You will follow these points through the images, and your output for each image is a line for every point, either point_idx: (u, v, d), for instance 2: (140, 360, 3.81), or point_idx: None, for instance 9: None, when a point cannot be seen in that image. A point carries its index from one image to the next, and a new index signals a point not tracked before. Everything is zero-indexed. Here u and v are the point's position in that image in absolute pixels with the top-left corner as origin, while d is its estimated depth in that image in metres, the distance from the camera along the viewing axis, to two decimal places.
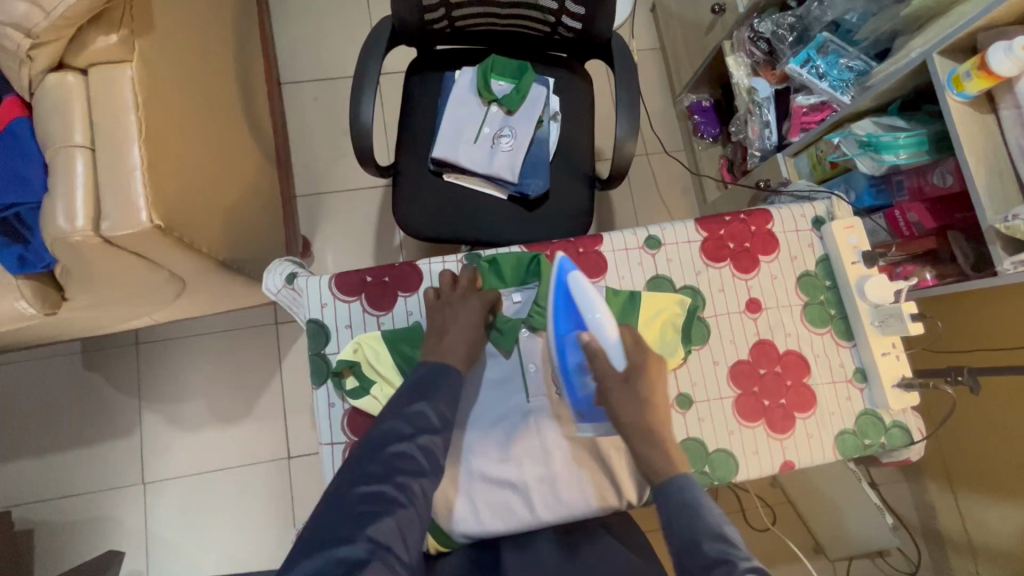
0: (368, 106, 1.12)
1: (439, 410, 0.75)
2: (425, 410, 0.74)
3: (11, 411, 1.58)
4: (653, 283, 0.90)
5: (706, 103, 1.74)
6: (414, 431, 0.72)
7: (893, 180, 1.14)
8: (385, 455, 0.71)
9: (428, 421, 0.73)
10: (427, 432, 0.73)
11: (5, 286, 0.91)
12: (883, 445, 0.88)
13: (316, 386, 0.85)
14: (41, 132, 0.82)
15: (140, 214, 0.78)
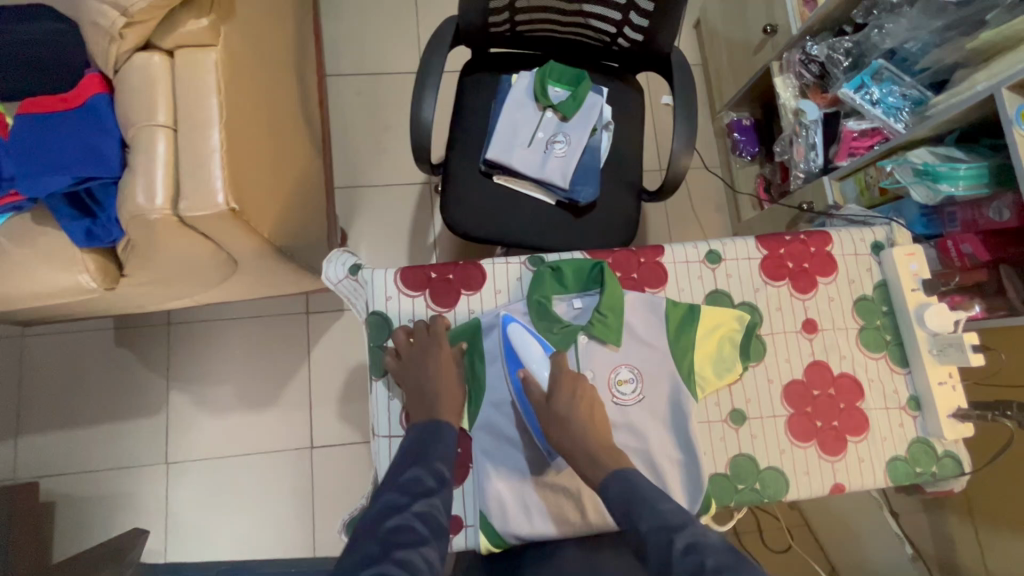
0: (428, 104, 1.14)
1: (434, 474, 0.72)
2: (420, 476, 0.71)
3: (41, 382, 1.59)
4: (712, 297, 0.91)
5: (747, 122, 1.74)
6: (409, 500, 0.69)
7: (945, 211, 1.15)
8: (389, 519, 0.66)
9: (424, 485, 0.71)
10: (424, 497, 0.69)
11: (71, 260, 0.92)
12: (933, 474, 0.88)
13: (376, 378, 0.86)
14: (124, 110, 0.83)
15: (216, 196, 0.79)
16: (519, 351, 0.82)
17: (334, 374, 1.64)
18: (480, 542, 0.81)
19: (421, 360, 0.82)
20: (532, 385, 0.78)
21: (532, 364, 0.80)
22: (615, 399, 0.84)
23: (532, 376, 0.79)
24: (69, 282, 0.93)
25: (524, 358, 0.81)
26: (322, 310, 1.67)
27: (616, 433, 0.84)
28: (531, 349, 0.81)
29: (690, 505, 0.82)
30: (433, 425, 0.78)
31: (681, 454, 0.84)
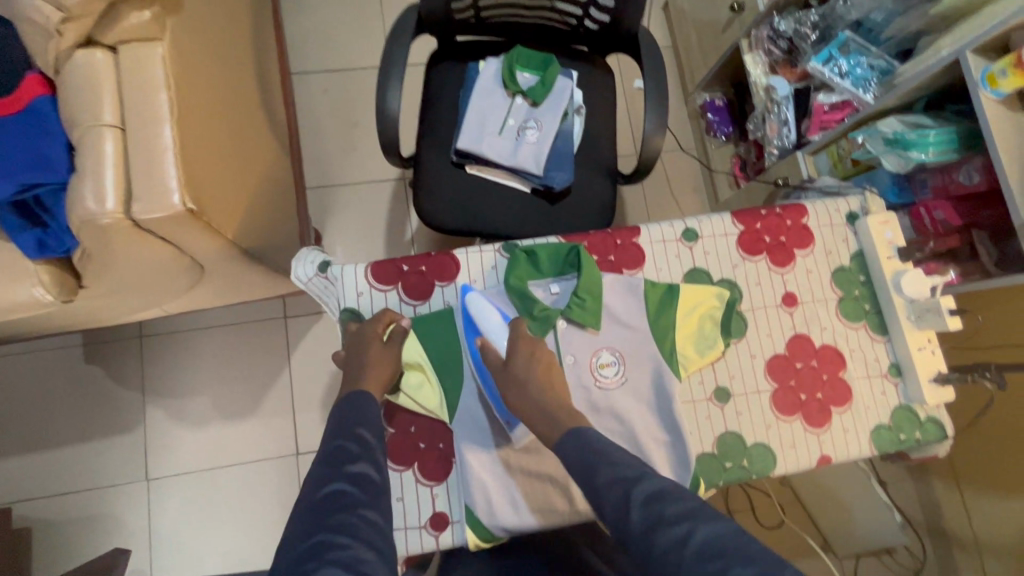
0: (395, 94, 1.10)
1: (358, 438, 0.68)
2: (345, 444, 0.67)
3: (9, 405, 1.53)
4: (691, 275, 0.89)
5: (720, 102, 1.72)
6: (335, 471, 0.64)
7: (916, 178, 1.15)
8: (323, 489, 0.62)
9: (349, 452, 0.67)
10: (353, 462, 0.65)
11: (23, 273, 0.88)
12: (917, 440, 0.88)
13: None
14: (68, 111, 0.79)
15: (172, 197, 0.75)
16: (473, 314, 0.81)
17: (316, 378, 1.61)
18: (468, 537, 0.78)
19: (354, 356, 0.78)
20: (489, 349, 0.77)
21: (490, 331, 0.79)
22: (598, 382, 0.83)
23: (490, 343, 0.78)
24: (22, 296, 0.88)
25: (482, 326, 0.80)
26: (300, 314, 1.63)
27: (599, 417, 0.82)
28: (489, 318, 0.80)
29: (678, 486, 0.82)
30: (355, 396, 0.74)
31: (667, 435, 0.83)
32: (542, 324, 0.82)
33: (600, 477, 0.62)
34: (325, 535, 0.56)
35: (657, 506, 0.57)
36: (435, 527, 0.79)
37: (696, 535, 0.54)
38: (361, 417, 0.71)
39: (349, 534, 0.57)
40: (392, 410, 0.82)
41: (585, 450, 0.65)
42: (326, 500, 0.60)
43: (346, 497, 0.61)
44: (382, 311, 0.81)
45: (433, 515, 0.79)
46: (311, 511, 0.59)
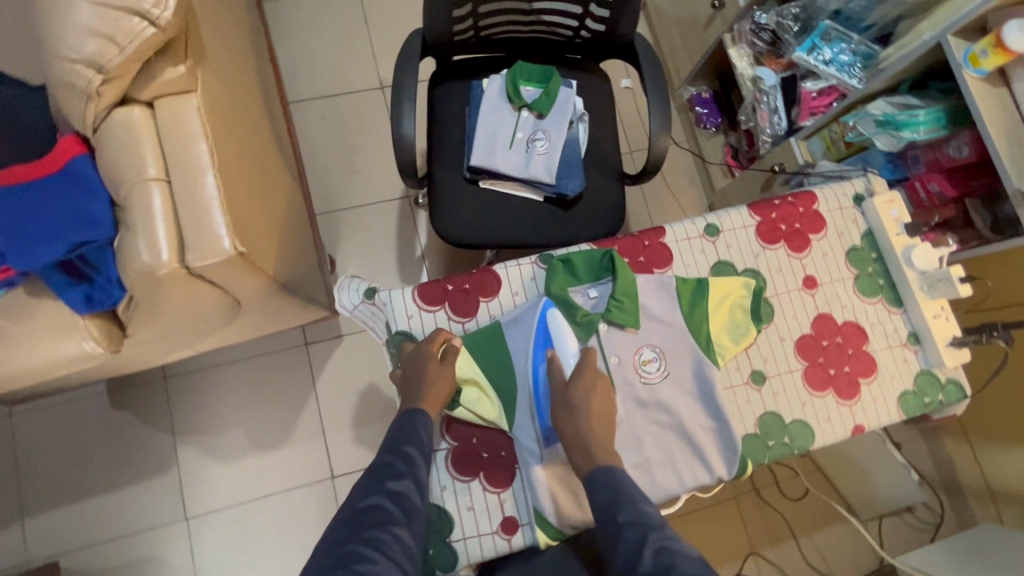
0: (408, 118, 1.14)
1: (404, 456, 0.77)
2: (390, 460, 0.77)
3: (40, 458, 1.53)
4: (717, 268, 0.95)
5: (706, 95, 1.80)
6: (380, 484, 0.74)
7: (908, 155, 1.22)
8: (365, 500, 0.73)
9: (393, 468, 0.76)
10: (394, 478, 0.75)
11: (72, 327, 0.90)
12: (941, 401, 0.94)
13: None
14: (111, 168, 0.81)
15: (223, 242, 0.78)
16: (551, 330, 0.86)
17: (344, 400, 1.63)
18: (538, 537, 0.82)
19: (410, 373, 0.82)
20: (558, 368, 0.84)
21: (562, 347, 0.86)
22: (642, 378, 0.87)
23: (558, 359, 0.85)
24: (73, 351, 0.90)
25: (556, 342, 0.86)
26: (321, 339, 1.65)
27: (647, 411, 0.87)
28: (566, 342, 0.86)
29: (728, 468, 0.87)
30: (406, 414, 0.81)
31: (712, 422, 0.88)
32: (586, 328, 0.87)
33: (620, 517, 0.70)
34: (358, 545, 0.67)
35: (668, 560, 0.63)
36: (506, 531, 0.83)
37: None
38: (408, 436, 0.79)
39: (379, 548, 0.67)
40: (450, 424, 0.86)
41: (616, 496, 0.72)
42: (365, 513, 0.71)
43: (383, 512, 0.72)
44: (437, 330, 0.86)
45: (503, 520, 0.83)
46: (352, 518, 0.71)
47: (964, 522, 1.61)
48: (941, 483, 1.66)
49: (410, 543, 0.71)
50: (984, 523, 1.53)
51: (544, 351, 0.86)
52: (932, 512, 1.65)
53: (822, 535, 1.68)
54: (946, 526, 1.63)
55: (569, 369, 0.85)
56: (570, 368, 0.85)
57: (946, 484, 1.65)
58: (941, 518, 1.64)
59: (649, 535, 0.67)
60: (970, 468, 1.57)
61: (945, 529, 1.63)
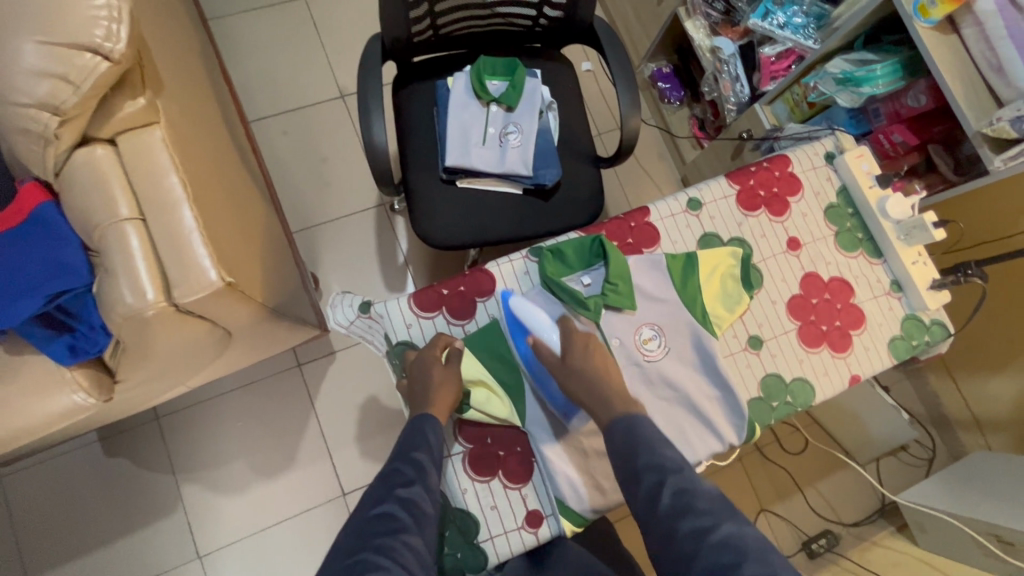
0: (378, 126, 1.12)
1: (414, 461, 0.76)
2: (400, 467, 0.76)
3: (38, 518, 1.48)
4: (704, 241, 0.97)
5: (667, 70, 1.81)
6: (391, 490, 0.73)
7: (869, 109, 1.26)
8: (375, 508, 0.72)
9: (404, 475, 0.75)
10: (404, 485, 0.74)
11: (60, 381, 0.87)
12: (927, 342, 0.98)
13: None
14: (80, 212, 0.78)
15: (209, 274, 0.76)
16: (521, 318, 0.85)
17: (345, 416, 1.61)
18: (564, 526, 0.83)
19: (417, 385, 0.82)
20: (545, 349, 0.83)
21: (540, 328, 0.84)
22: (644, 357, 0.89)
23: (541, 341, 0.83)
24: (63, 405, 0.87)
25: (532, 325, 0.85)
26: (314, 358, 1.63)
27: (653, 388, 0.89)
28: (536, 316, 0.85)
29: (737, 433, 0.89)
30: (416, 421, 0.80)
31: (718, 391, 0.90)
32: (593, 313, 0.88)
33: (640, 461, 0.71)
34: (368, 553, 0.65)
35: (686, 499, 0.66)
36: (530, 524, 0.84)
37: (717, 531, 0.63)
38: (412, 444, 0.79)
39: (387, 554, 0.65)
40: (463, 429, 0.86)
41: (632, 440, 0.74)
42: (374, 521, 0.69)
43: (393, 520, 0.70)
44: (439, 334, 0.86)
45: (527, 514, 0.84)
46: (362, 526, 0.69)
47: (955, 453, 1.68)
48: (927, 417, 1.74)
49: (420, 551, 0.69)
50: (973, 450, 1.61)
51: (525, 339, 0.85)
52: (925, 448, 1.73)
53: (825, 484, 1.74)
54: (939, 460, 1.71)
55: (556, 344, 0.84)
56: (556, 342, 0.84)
57: (933, 417, 1.72)
58: (933, 453, 1.72)
59: (667, 477, 0.68)
60: (954, 400, 1.65)
61: (939, 462, 1.71)
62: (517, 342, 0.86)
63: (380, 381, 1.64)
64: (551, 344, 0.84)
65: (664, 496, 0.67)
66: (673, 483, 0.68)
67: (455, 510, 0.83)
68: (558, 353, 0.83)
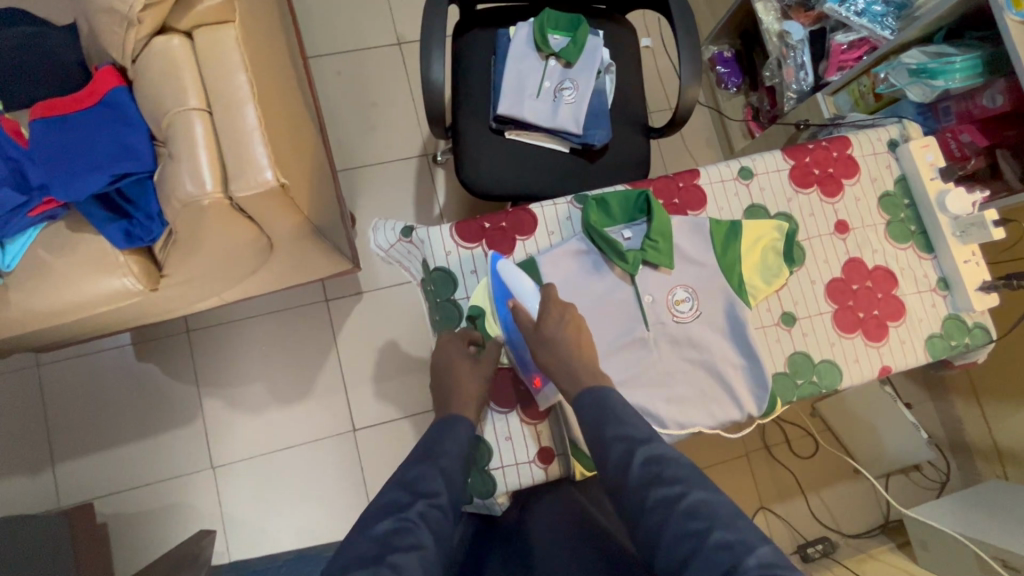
0: (437, 63, 1.12)
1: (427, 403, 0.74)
2: None
3: (68, 407, 1.56)
4: (750, 212, 0.96)
5: (728, 54, 1.73)
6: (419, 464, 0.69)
7: (938, 108, 1.22)
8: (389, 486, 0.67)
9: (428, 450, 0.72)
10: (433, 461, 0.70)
11: (112, 263, 0.90)
12: (967, 344, 0.96)
13: (449, 330, 0.90)
14: (152, 99, 0.82)
15: (264, 173, 0.78)
16: (507, 281, 0.87)
17: (364, 356, 1.64)
18: (574, 467, 0.86)
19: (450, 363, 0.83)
20: (522, 313, 0.84)
21: (522, 294, 0.86)
22: (675, 317, 0.89)
23: (521, 304, 0.85)
24: (113, 286, 0.90)
25: (514, 288, 0.87)
26: (341, 296, 1.66)
27: (679, 349, 0.89)
28: (519, 279, 0.86)
29: (756, 404, 0.89)
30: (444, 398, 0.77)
31: (744, 360, 0.89)
32: (630, 267, 0.88)
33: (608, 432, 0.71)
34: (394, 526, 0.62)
35: (662, 481, 0.64)
36: (542, 460, 0.87)
37: (687, 498, 0.61)
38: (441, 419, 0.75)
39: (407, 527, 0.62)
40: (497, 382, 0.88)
41: (607, 416, 0.73)
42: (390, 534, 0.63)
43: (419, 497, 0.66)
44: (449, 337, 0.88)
45: (539, 450, 0.87)
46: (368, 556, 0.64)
47: (969, 481, 1.64)
48: (948, 442, 1.70)
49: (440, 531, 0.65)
50: (988, 480, 1.57)
51: (507, 302, 0.88)
52: (938, 472, 1.68)
53: (831, 494, 1.71)
54: (951, 485, 1.67)
55: (534, 309, 0.85)
56: (535, 308, 0.85)
57: (954, 444, 1.68)
58: (946, 477, 1.68)
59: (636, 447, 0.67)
60: (977, 427, 1.60)
61: (949, 488, 1.67)
62: (500, 303, 0.89)
63: (404, 328, 1.66)
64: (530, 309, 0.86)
65: (635, 467, 0.66)
66: (642, 452, 0.67)
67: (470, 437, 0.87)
68: (535, 319, 0.84)
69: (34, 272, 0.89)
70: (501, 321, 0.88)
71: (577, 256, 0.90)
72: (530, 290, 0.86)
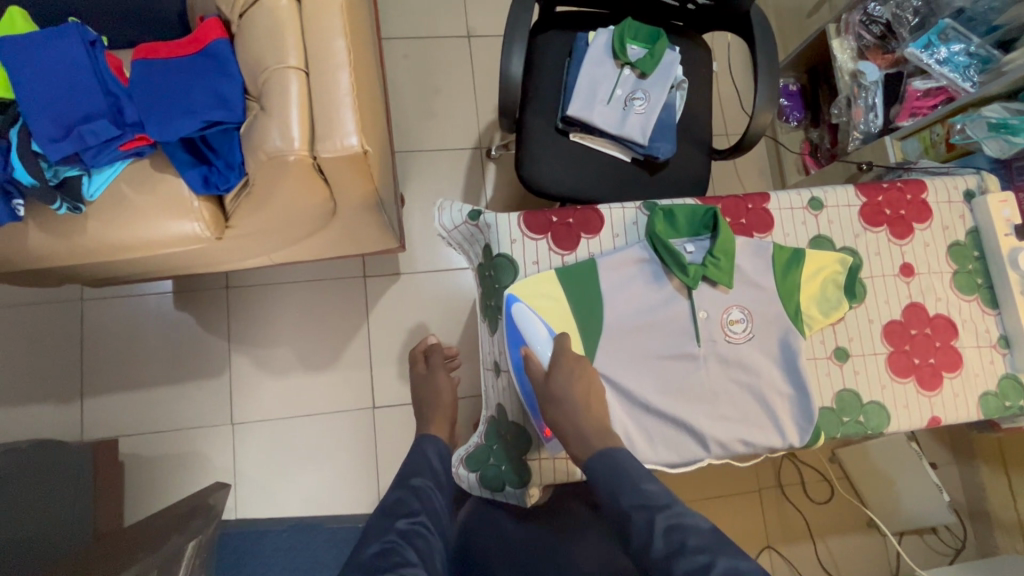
0: (517, 57, 1.13)
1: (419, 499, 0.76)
2: (404, 500, 0.76)
3: (103, 344, 1.59)
4: (816, 242, 0.95)
5: (793, 87, 1.69)
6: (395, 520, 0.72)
7: (1014, 165, 1.20)
8: (372, 547, 0.68)
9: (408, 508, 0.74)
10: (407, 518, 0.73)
11: (185, 207, 0.92)
12: (1022, 406, 0.94)
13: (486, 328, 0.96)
14: (254, 56, 0.86)
15: (351, 138, 0.80)
16: (520, 326, 0.84)
17: (392, 335, 1.65)
18: None
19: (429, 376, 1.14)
20: (534, 363, 0.82)
21: (536, 344, 0.83)
22: (727, 337, 0.88)
23: (533, 354, 0.82)
24: (183, 230, 0.93)
25: (527, 336, 0.84)
26: (379, 274, 1.67)
27: (728, 369, 0.88)
28: (535, 328, 0.84)
29: (799, 436, 0.88)
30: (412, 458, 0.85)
31: (792, 390, 0.89)
32: (694, 281, 0.88)
33: None
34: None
35: None
36: (580, 458, 0.89)
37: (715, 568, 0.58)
38: (411, 471, 0.82)
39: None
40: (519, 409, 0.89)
41: None
42: (377, 556, 0.66)
43: (396, 555, 0.66)
44: (435, 351, 1.21)
45: None
46: (364, 563, 0.65)
47: (985, 551, 1.60)
48: (967, 508, 1.65)
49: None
50: (1007, 553, 1.53)
51: (519, 348, 0.85)
52: (954, 537, 1.63)
53: (842, 544, 1.65)
54: (966, 553, 1.62)
55: (546, 359, 0.83)
56: (545, 356, 0.83)
57: (974, 511, 1.63)
58: (962, 544, 1.63)
59: None
60: (1002, 498, 1.56)
61: (964, 555, 1.62)
62: (512, 347, 0.86)
63: (435, 313, 1.67)
64: (540, 357, 0.83)
65: None
66: (663, 519, 0.65)
67: (508, 425, 0.90)
68: (545, 369, 0.82)
69: (115, 206, 0.92)
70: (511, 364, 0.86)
71: (638, 264, 0.90)
72: (544, 336, 0.84)
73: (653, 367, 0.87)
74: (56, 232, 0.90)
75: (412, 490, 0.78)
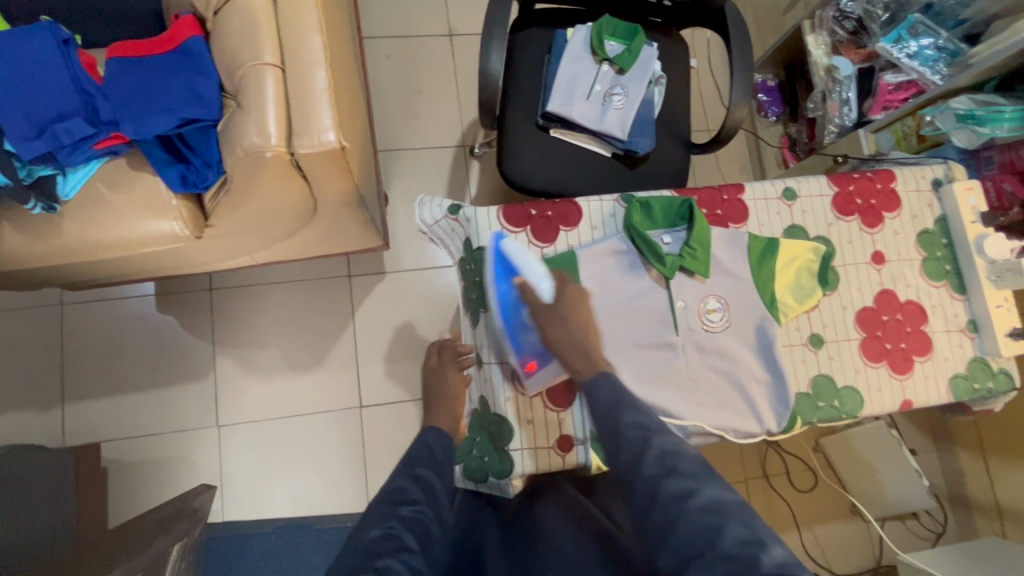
0: (496, 52, 1.14)
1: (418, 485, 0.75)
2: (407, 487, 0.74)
3: (83, 349, 1.58)
4: (790, 231, 0.97)
5: (772, 83, 1.71)
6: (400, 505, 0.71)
7: (981, 156, 1.25)
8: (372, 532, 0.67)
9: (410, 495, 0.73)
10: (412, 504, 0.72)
11: (164, 206, 0.92)
12: (990, 389, 0.97)
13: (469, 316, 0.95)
14: (230, 53, 0.86)
15: (328, 134, 0.80)
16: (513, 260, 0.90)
17: (379, 334, 1.65)
18: (592, 460, 0.90)
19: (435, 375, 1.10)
20: (532, 288, 0.87)
21: (530, 273, 0.89)
22: (705, 326, 0.90)
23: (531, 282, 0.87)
24: (163, 229, 0.92)
25: (521, 271, 0.89)
26: (364, 273, 1.67)
27: (706, 357, 0.90)
28: (532, 266, 0.89)
29: (776, 421, 0.90)
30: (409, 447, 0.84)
31: (769, 376, 0.91)
32: (671, 269, 0.90)
33: None
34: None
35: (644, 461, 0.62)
36: (561, 448, 0.90)
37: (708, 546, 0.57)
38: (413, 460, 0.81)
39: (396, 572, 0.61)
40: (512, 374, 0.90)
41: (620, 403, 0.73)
42: (376, 542, 0.65)
43: (396, 541, 0.66)
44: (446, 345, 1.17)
45: (559, 437, 0.90)
46: (364, 548, 0.64)
47: (965, 534, 1.63)
48: (947, 493, 1.69)
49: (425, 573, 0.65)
50: (985, 535, 1.56)
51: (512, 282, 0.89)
52: (934, 523, 1.67)
53: (827, 531, 1.68)
54: (947, 537, 1.66)
55: (545, 291, 0.88)
56: (544, 291, 0.88)
57: (953, 495, 1.67)
58: (942, 528, 1.67)
59: None
60: (980, 482, 1.59)
61: (945, 539, 1.66)
62: (501, 283, 0.90)
63: (421, 312, 1.67)
64: (540, 292, 0.88)
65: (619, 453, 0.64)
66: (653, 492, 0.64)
67: (493, 416, 0.91)
68: (546, 300, 0.87)
69: (90, 206, 0.91)
70: (501, 301, 0.89)
71: (616, 255, 0.92)
72: (541, 275, 0.89)
73: (633, 355, 0.89)
74: (32, 232, 0.90)
75: (414, 479, 0.78)
